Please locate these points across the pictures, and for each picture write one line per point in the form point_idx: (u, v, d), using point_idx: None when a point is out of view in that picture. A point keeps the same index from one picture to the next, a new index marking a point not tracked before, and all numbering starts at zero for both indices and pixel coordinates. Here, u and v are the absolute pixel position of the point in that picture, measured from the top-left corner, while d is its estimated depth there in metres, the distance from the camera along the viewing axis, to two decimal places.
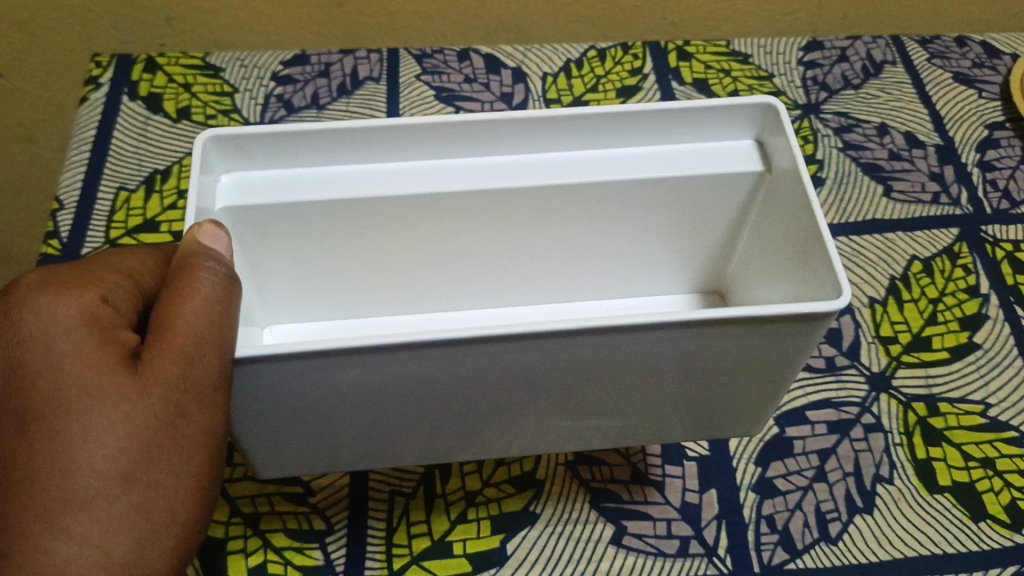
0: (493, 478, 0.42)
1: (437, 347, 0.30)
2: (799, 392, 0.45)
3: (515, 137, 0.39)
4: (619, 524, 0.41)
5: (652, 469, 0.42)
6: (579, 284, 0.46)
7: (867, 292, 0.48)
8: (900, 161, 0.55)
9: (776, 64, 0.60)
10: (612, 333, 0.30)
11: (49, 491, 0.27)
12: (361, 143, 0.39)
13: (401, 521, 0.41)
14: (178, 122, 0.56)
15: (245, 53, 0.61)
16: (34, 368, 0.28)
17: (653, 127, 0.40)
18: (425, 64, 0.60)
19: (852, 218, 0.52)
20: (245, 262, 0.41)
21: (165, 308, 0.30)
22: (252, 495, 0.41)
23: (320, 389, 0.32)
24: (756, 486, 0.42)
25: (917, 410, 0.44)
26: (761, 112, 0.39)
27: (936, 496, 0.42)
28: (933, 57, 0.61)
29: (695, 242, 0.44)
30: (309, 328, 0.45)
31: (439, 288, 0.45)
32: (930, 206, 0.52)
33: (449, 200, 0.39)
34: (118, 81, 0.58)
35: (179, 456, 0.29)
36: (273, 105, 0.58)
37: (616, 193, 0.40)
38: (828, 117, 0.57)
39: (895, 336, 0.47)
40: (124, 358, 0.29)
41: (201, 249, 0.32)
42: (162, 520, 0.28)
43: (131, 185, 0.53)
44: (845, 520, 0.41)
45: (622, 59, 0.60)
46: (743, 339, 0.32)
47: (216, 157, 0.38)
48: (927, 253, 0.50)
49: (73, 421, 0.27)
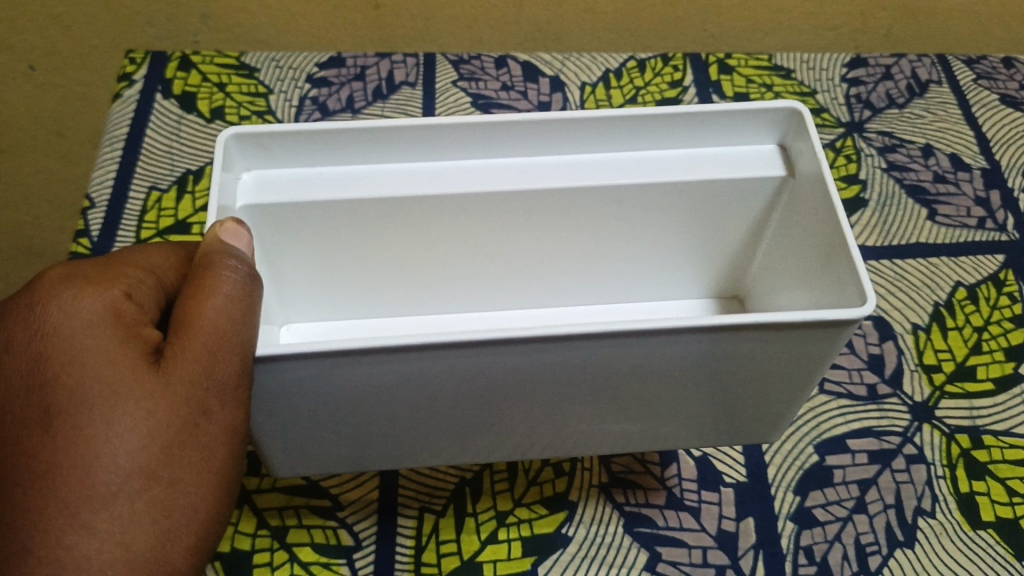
0: (525, 498, 0.41)
1: (474, 348, 0.29)
2: (839, 418, 0.44)
3: (543, 138, 0.38)
4: (653, 550, 0.40)
5: (688, 494, 0.42)
6: (601, 289, 0.45)
7: (911, 318, 0.47)
8: (945, 183, 0.54)
9: (819, 80, 0.59)
10: (647, 336, 0.30)
11: (71, 487, 0.26)
12: (399, 147, 0.38)
13: (431, 540, 0.40)
14: (212, 123, 0.56)
15: (280, 53, 0.60)
16: (57, 362, 0.27)
17: (681, 132, 0.39)
18: (462, 69, 0.60)
19: (895, 241, 0.51)
20: (261, 260, 0.40)
21: (187, 304, 0.29)
22: (280, 507, 0.41)
23: (348, 390, 0.31)
24: (795, 515, 0.41)
25: (960, 442, 0.43)
26: (786, 116, 0.38)
27: (979, 532, 0.41)
28: (979, 77, 0.60)
29: (717, 246, 0.43)
30: (324, 328, 0.44)
31: (456, 289, 0.44)
32: (975, 231, 0.51)
33: (476, 201, 0.39)
34: (152, 79, 0.58)
35: (201, 455, 0.28)
36: (308, 108, 0.57)
37: (647, 197, 0.39)
38: (871, 136, 0.56)
39: (938, 364, 0.46)
40: (147, 354, 0.28)
41: (223, 246, 0.31)
42: (183, 518, 0.27)
43: (162, 185, 0.53)
44: (885, 554, 0.40)
45: (662, 70, 0.60)
46: (766, 345, 0.31)
47: (237, 155, 0.37)
48: (973, 280, 0.49)
49: (96, 416, 0.26)
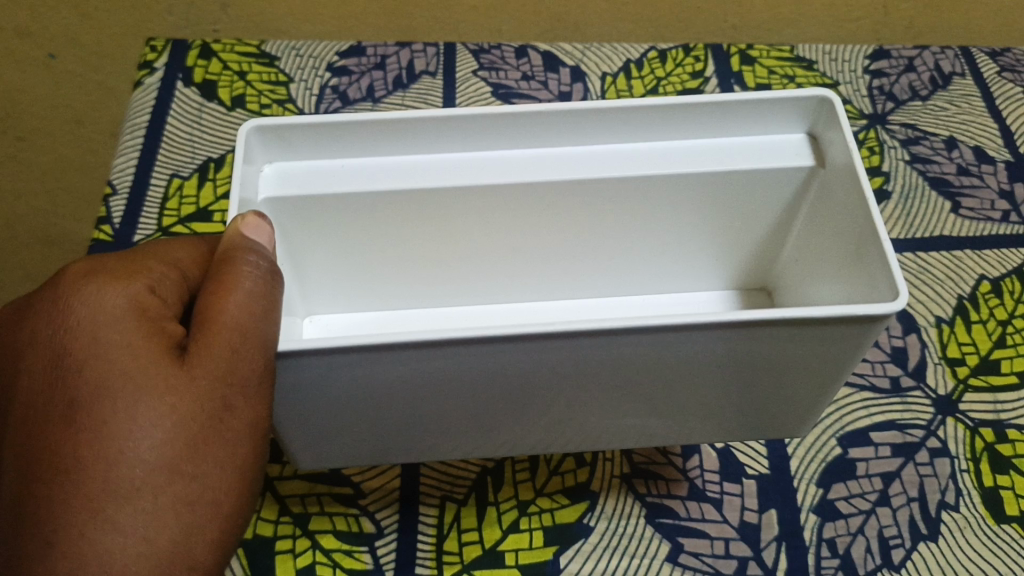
0: (546, 488, 0.41)
1: (502, 343, 0.29)
2: (862, 411, 0.44)
3: (566, 127, 0.38)
4: (675, 541, 0.40)
5: (710, 485, 0.41)
6: (623, 280, 0.45)
7: (934, 311, 0.47)
8: (968, 176, 0.53)
9: (841, 72, 0.59)
10: (672, 330, 0.29)
11: (95, 482, 0.25)
12: (423, 140, 0.38)
13: (453, 529, 0.40)
14: (233, 111, 0.56)
15: (299, 42, 0.60)
16: (80, 357, 0.27)
17: (705, 122, 0.39)
18: (482, 59, 0.59)
19: (918, 233, 0.50)
20: (285, 255, 0.40)
21: (209, 301, 0.29)
22: (302, 495, 0.41)
23: (373, 380, 0.31)
24: (817, 507, 0.41)
25: (984, 436, 0.43)
26: (814, 105, 0.38)
27: (1003, 527, 0.40)
28: (1003, 70, 0.59)
29: (739, 239, 0.42)
30: (346, 320, 0.44)
31: (477, 281, 0.44)
32: (998, 224, 0.51)
33: (499, 193, 0.38)
34: (173, 66, 0.58)
35: (225, 450, 0.28)
36: (328, 97, 0.58)
37: (673, 188, 0.39)
38: (895, 128, 0.56)
39: (962, 358, 0.45)
40: (170, 350, 0.28)
41: (243, 242, 0.31)
42: (207, 513, 0.27)
43: (184, 172, 0.53)
44: (909, 547, 0.40)
45: (683, 61, 0.59)
46: (796, 340, 0.31)
47: (259, 148, 0.37)
48: (997, 273, 0.49)
49: (120, 410, 0.26)
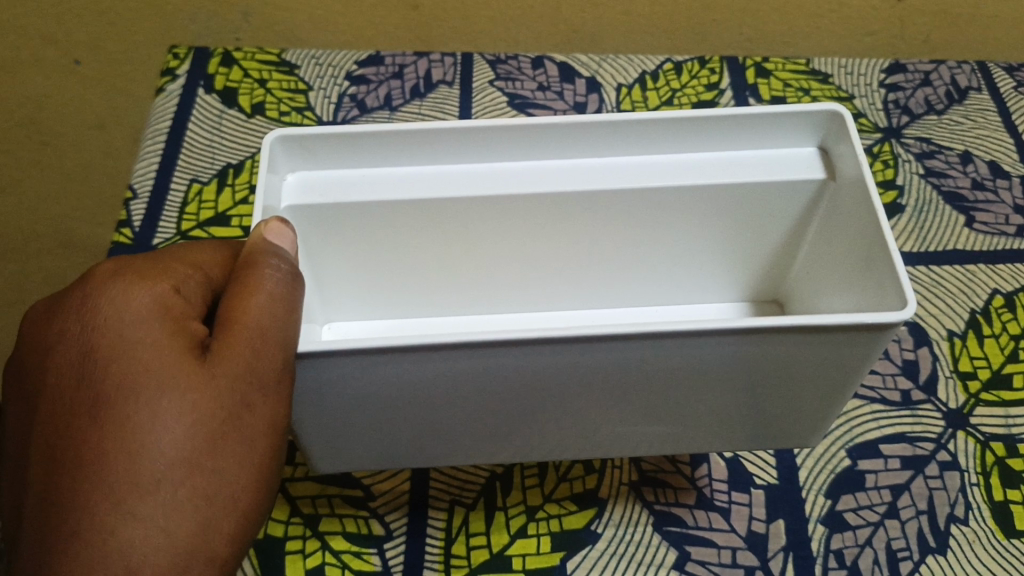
0: (555, 494, 0.42)
1: (511, 348, 0.29)
2: (872, 424, 0.44)
3: (581, 140, 0.39)
4: (682, 549, 0.40)
5: (718, 495, 0.42)
6: (637, 291, 0.45)
7: (946, 324, 0.47)
8: (983, 190, 0.53)
9: (857, 85, 0.60)
10: (681, 338, 0.30)
11: (117, 473, 0.26)
12: (438, 149, 0.39)
13: (460, 533, 0.41)
14: (252, 118, 0.57)
15: (321, 51, 0.61)
16: (107, 353, 0.27)
17: (716, 136, 0.39)
18: (498, 69, 0.60)
19: (931, 247, 0.50)
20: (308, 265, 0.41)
21: (231, 302, 0.29)
22: (313, 496, 0.41)
23: (383, 384, 0.31)
24: (825, 518, 0.41)
25: (995, 450, 0.43)
26: (825, 119, 0.38)
27: (1013, 541, 0.40)
28: (1020, 85, 0.59)
29: (752, 251, 0.43)
30: (363, 327, 0.45)
31: (490, 290, 0.44)
32: (1012, 238, 0.51)
33: (513, 204, 0.39)
34: (195, 73, 0.60)
35: (244, 447, 0.28)
36: (347, 105, 0.58)
37: (684, 200, 0.39)
38: (909, 141, 0.56)
39: (973, 371, 0.45)
40: (194, 348, 0.29)
41: (266, 246, 0.32)
42: (224, 506, 0.27)
43: (204, 177, 0.54)
44: (917, 559, 0.39)
45: (699, 73, 0.60)
46: (805, 347, 0.31)
47: (282, 158, 0.38)
48: (1010, 288, 0.49)
49: (143, 405, 0.27)
